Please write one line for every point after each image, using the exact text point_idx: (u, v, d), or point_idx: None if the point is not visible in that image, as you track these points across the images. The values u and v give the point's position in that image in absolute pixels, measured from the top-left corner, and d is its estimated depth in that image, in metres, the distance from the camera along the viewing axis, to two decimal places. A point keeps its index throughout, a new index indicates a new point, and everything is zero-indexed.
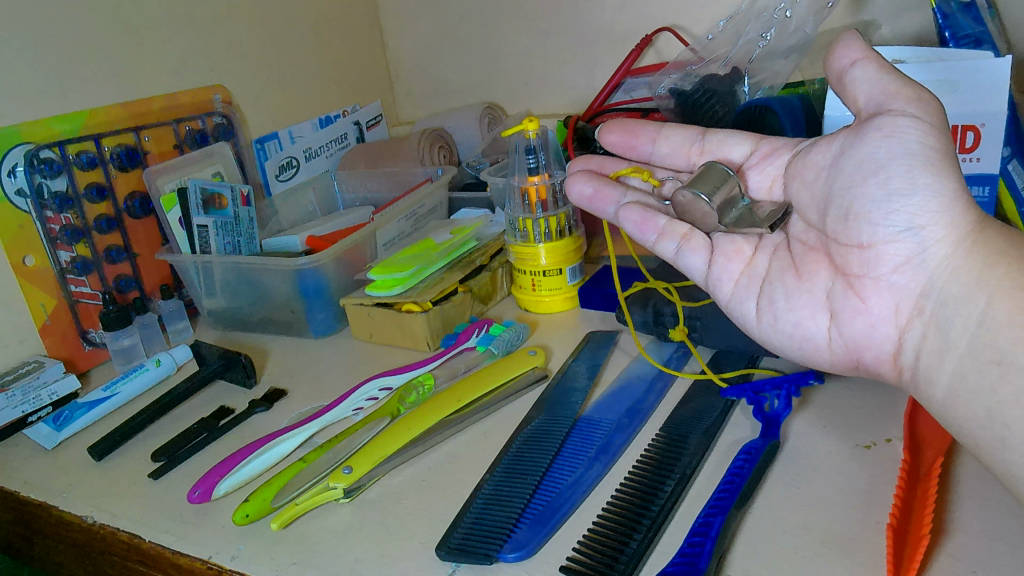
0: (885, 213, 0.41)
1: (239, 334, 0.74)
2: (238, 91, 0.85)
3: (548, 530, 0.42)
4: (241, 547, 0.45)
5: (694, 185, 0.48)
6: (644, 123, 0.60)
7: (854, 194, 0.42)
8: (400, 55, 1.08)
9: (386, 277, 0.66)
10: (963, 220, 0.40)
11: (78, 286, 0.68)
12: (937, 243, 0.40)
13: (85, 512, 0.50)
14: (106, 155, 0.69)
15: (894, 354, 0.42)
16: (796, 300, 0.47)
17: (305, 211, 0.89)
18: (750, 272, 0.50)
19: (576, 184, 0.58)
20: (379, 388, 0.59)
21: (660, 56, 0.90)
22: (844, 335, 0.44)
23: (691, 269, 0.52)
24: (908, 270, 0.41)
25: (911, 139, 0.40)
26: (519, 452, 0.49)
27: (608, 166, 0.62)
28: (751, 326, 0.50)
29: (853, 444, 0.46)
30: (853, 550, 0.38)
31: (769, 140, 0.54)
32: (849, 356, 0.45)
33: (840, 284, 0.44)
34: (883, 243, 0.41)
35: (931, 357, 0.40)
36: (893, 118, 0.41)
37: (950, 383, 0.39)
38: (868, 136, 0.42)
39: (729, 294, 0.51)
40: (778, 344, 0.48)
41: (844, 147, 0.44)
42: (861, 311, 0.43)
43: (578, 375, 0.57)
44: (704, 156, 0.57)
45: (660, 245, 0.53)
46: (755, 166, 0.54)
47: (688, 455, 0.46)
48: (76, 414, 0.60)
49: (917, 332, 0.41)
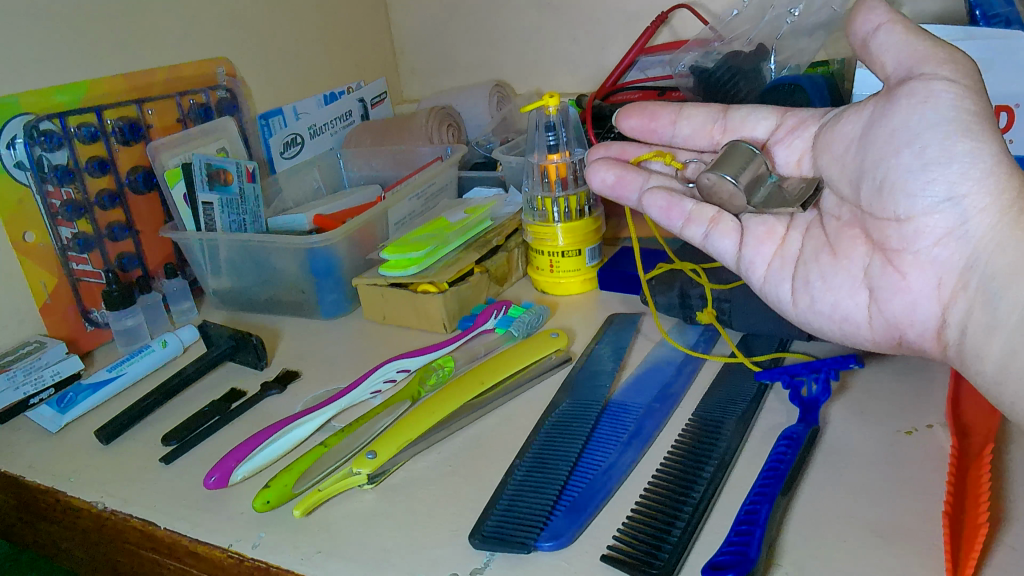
0: (923, 183, 0.39)
1: (246, 315, 0.72)
2: (241, 64, 0.82)
3: (586, 517, 0.41)
4: (262, 535, 0.43)
5: (720, 167, 0.47)
6: (663, 104, 0.58)
7: (888, 165, 0.41)
8: (405, 31, 1.05)
9: (401, 257, 0.64)
10: (1008, 189, 0.38)
11: (80, 264, 0.65)
12: (980, 214, 0.38)
13: (95, 499, 0.48)
14: (108, 128, 0.66)
15: (938, 330, 0.41)
16: (833, 280, 0.45)
17: (310, 189, 0.87)
18: (783, 254, 0.49)
19: (597, 172, 0.56)
20: (396, 370, 0.57)
21: (675, 34, 0.88)
22: (885, 313, 0.42)
23: (722, 254, 0.51)
24: (949, 243, 0.39)
25: (947, 105, 0.39)
26: (550, 437, 0.47)
27: (628, 151, 0.59)
28: (787, 309, 0.48)
29: (894, 430, 0.45)
30: (906, 538, 0.37)
31: (795, 112, 0.52)
32: (891, 334, 0.43)
33: (878, 260, 0.43)
34: (922, 216, 0.40)
35: (977, 333, 0.38)
36: (926, 83, 0.39)
37: (1000, 360, 0.38)
38: (900, 103, 0.40)
39: (762, 277, 0.49)
40: (816, 325, 0.47)
41: (874, 117, 0.43)
42: (901, 288, 0.41)
43: (603, 358, 0.56)
44: (727, 135, 0.56)
45: (688, 231, 0.52)
46: (781, 141, 0.53)
47: (726, 441, 0.45)
48: (80, 397, 0.57)
49: (961, 307, 0.39)
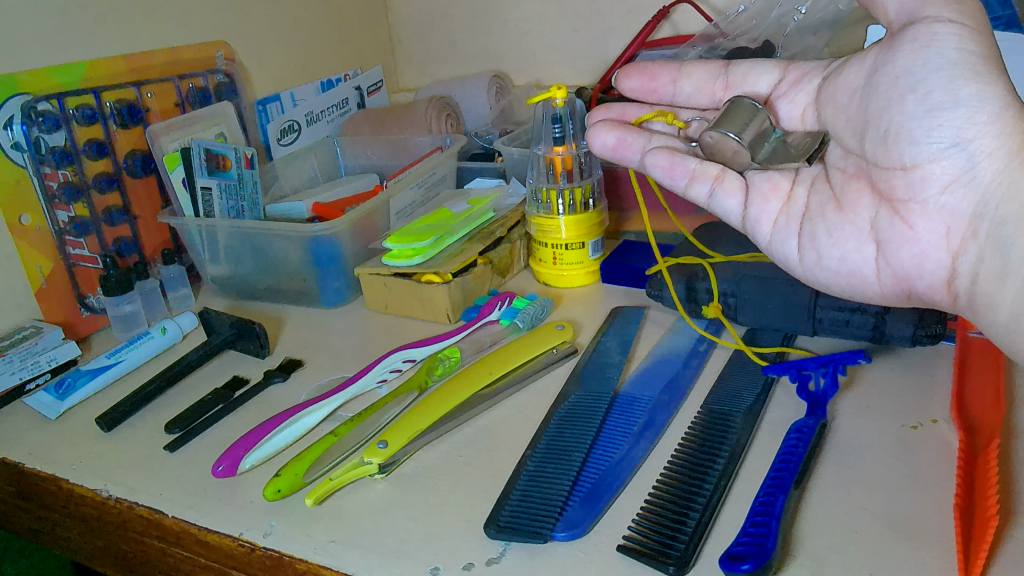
0: (927, 129, 0.39)
1: (246, 303, 0.71)
2: (240, 48, 0.81)
3: (601, 508, 0.41)
4: (274, 524, 0.43)
5: (722, 125, 0.48)
6: (663, 64, 0.58)
7: (892, 113, 0.41)
8: (403, 20, 1.04)
9: (405, 246, 0.64)
10: (1016, 129, 0.38)
11: (76, 248, 0.64)
12: (987, 158, 0.38)
13: (99, 486, 0.47)
14: (107, 110, 0.65)
15: (949, 279, 0.41)
16: (839, 233, 0.45)
17: (307, 176, 0.86)
18: (789, 210, 0.48)
19: (598, 135, 0.55)
20: (403, 360, 0.57)
21: (676, 28, 0.89)
22: (893, 265, 0.42)
23: (727, 213, 0.50)
24: (957, 189, 0.39)
25: (952, 48, 0.39)
26: (560, 428, 0.48)
27: (629, 112, 0.59)
28: (794, 267, 0.48)
29: (900, 424, 0.46)
30: (918, 531, 0.38)
31: (798, 66, 0.53)
32: (899, 286, 0.43)
33: (884, 211, 0.42)
34: (928, 163, 0.40)
35: (989, 280, 0.38)
36: (929, 26, 0.39)
37: (1012, 307, 0.38)
38: (903, 49, 0.40)
39: (768, 235, 0.49)
40: (824, 282, 0.47)
41: (877, 64, 0.43)
42: (909, 239, 0.41)
43: (610, 350, 0.56)
44: (730, 90, 0.56)
45: (692, 190, 0.51)
46: (784, 96, 0.53)
47: (737, 433, 0.45)
48: (79, 383, 0.57)
49: (971, 254, 0.39)
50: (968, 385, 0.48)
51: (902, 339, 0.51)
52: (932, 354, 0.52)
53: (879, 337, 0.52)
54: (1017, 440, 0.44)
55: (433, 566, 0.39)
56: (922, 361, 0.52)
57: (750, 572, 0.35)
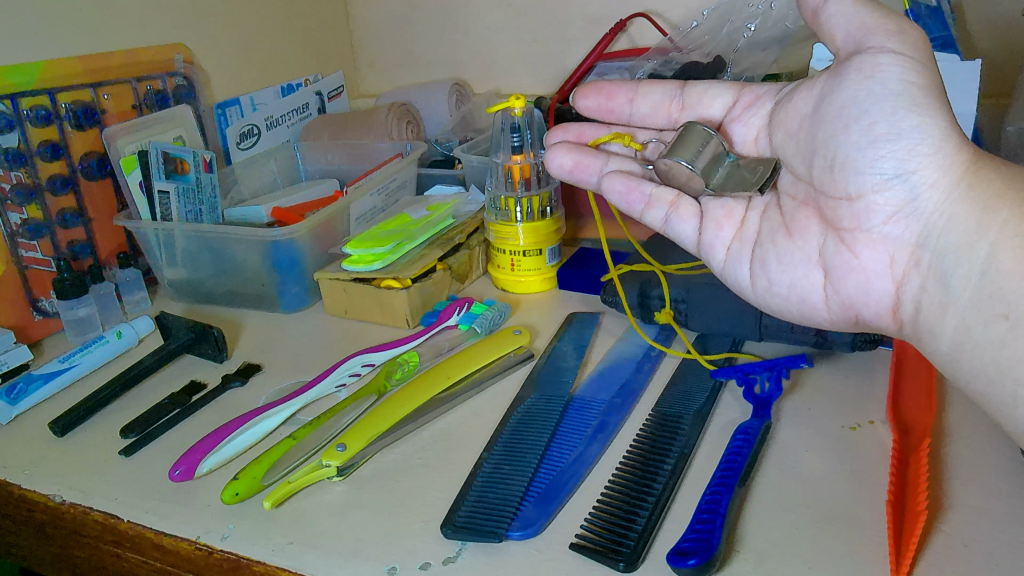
0: (871, 160, 0.41)
1: (203, 307, 0.71)
2: (200, 51, 0.80)
3: (555, 507, 0.42)
4: (232, 527, 0.43)
5: (675, 152, 0.50)
6: (619, 83, 0.58)
7: (838, 142, 0.42)
8: (365, 25, 1.05)
9: (365, 252, 0.64)
10: (956, 161, 0.39)
11: (29, 251, 0.63)
12: (929, 189, 0.40)
13: (53, 491, 0.47)
14: (62, 112, 0.64)
15: (894, 307, 0.42)
16: (788, 259, 0.47)
17: (266, 180, 0.86)
18: (742, 236, 0.50)
19: (555, 157, 0.56)
20: (362, 364, 0.58)
21: (632, 42, 0.92)
22: (840, 293, 0.44)
23: (682, 236, 0.53)
24: (900, 220, 0.41)
25: (894, 79, 0.40)
26: (516, 431, 0.49)
27: (586, 133, 0.60)
28: (747, 291, 0.50)
29: (840, 425, 0.48)
30: (853, 525, 0.40)
31: (750, 89, 0.54)
32: (847, 313, 0.45)
33: (832, 239, 0.44)
34: (872, 193, 0.41)
35: (931, 308, 0.40)
36: (873, 58, 0.41)
37: (953, 336, 0.39)
38: (849, 78, 0.42)
39: (723, 260, 0.51)
40: (776, 306, 0.49)
41: (824, 93, 0.44)
42: (855, 268, 0.43)
43: (565, 355, 0.58)
44: (685, 111, 0.57)
45: (649, 215, 0.53)
46: (738, 119, 0.54)
47: (686, 435, 0.47)
48: (31, 387, 0.56)
49: (915, 283, 0.41)
50: (903, 388, 0.51)
51: (843, 343, 0.53)
52: (870, 359, 0.55)
53: (821, 342, 0.54)
54: (947, 439, 0.47)
55: (391, 566, 0.39)
56: (861, 365, 0.54)
57: (695, 566, 0.36)
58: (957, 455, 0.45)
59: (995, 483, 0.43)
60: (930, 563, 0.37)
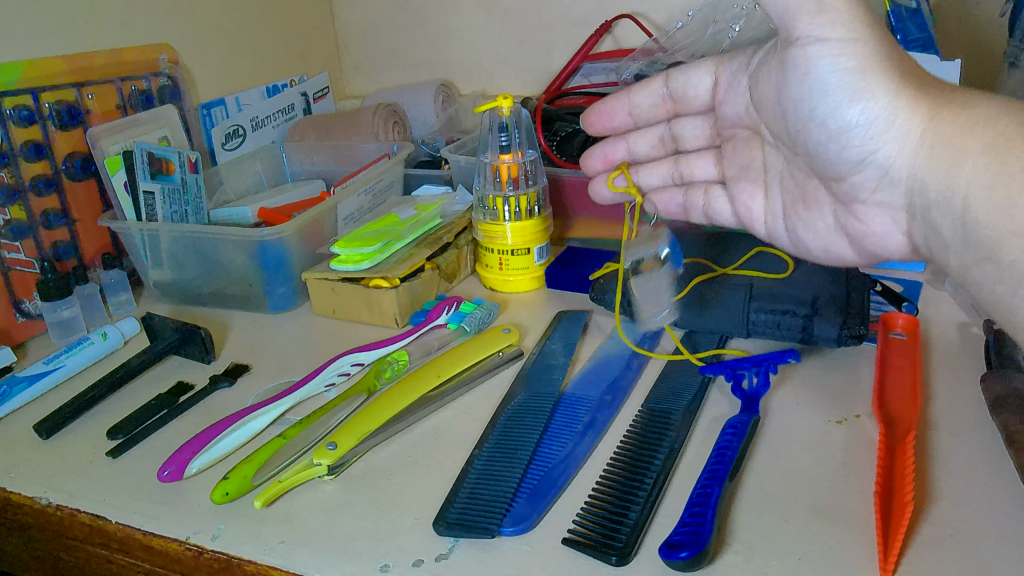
0: (839, 150, 0.42)
1: (190, 308, 0.70)
2: (185, 52, 0.80)
3: (547, 503, 0.42)
4: (222, 526, 0.43)
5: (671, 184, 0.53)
6: (611, 101, 0.60)
7: (809, 135, 0.44)
8: (350, 26, 1.05)
9: (352, 252, 0.64)
10: (916, 120, 0.39)
11: (12, 253, 0.63)
12: (897, 160, 0.41)
13: (39, 494, 0.47)
14: (45, 111, 0.64)
15: (913, 251, 0.45)
16: (814, 228, 0.50)
17: (252, 181, 0.85)
18: (771, 207, 0.54)
19: (598, 194, 0.64)
20: (351, 363, 0.57)
21: (617, 43, 0.92)
22: (865, 251, 0.47)
23: (727, 217, 0.59)
24: (885, 188, 0.42)
25: (827, 71, 0.40)
26: (507, 427, 0.49)
27: (611, 155, 0.63)
28: (791, 251, 0.54)
29: (827, 419, 0.49)
30: (841, 516, 0.40)
31: (726, 66, 0.54)
32: (879, 260, 0.48)
33: (840, 208, 0.47)
34: (854, 174, 0.43)
35: (938, 252, 0.41)
36: (802, 53, 0.41)
37: (959, 271, 0.40)
38: (793, 75, 0.43)
39: (763, 227, 0.56)
40: (820, 259, 0.52)
41: (779, 80, 0.44)
42: (869, 231, 0.45)
43: (554, 353, 0.58)
44: (679, 104, 0.58)
45: (694, 208, 0.61)
46: (724, 98, 0.55)
47: (675, 430, 0.47)
48: (15, 390, 0.55)
49: (920, 232, 0.43)
50: (887, 380, 0.51)
51: (827, 340, 0.53)
52: (856, 354, 0.55)
53: (807, 339, 0.54)
54: (932, 432, 0.47)
55: (384, 564, 0.39)
56: (847, 360, 0.55)
57: (687, 559, 0.37)
58: (942, 446, 0.46)
59: (980, 474, 0.43)
60: (918, 553, 0.38)
